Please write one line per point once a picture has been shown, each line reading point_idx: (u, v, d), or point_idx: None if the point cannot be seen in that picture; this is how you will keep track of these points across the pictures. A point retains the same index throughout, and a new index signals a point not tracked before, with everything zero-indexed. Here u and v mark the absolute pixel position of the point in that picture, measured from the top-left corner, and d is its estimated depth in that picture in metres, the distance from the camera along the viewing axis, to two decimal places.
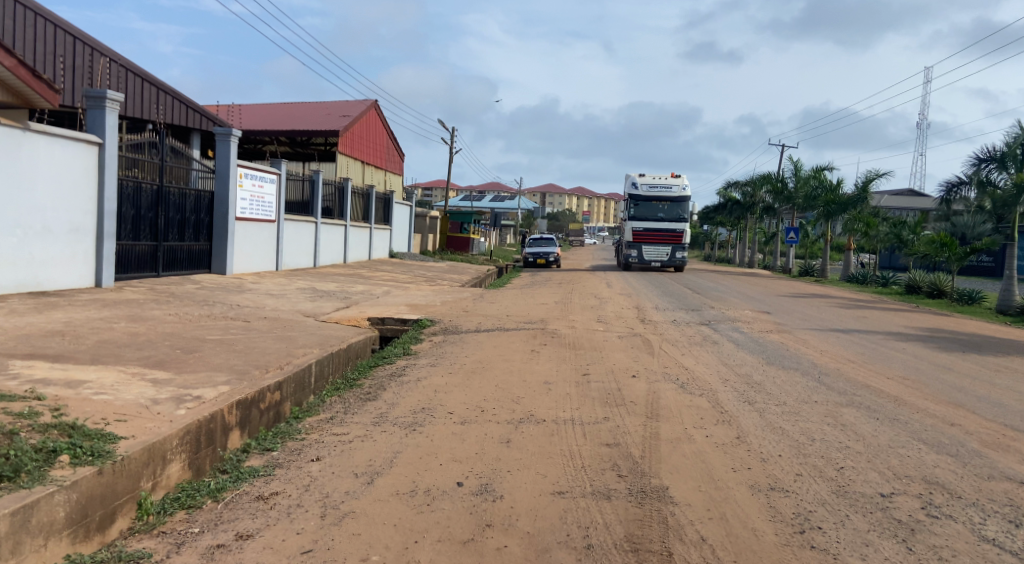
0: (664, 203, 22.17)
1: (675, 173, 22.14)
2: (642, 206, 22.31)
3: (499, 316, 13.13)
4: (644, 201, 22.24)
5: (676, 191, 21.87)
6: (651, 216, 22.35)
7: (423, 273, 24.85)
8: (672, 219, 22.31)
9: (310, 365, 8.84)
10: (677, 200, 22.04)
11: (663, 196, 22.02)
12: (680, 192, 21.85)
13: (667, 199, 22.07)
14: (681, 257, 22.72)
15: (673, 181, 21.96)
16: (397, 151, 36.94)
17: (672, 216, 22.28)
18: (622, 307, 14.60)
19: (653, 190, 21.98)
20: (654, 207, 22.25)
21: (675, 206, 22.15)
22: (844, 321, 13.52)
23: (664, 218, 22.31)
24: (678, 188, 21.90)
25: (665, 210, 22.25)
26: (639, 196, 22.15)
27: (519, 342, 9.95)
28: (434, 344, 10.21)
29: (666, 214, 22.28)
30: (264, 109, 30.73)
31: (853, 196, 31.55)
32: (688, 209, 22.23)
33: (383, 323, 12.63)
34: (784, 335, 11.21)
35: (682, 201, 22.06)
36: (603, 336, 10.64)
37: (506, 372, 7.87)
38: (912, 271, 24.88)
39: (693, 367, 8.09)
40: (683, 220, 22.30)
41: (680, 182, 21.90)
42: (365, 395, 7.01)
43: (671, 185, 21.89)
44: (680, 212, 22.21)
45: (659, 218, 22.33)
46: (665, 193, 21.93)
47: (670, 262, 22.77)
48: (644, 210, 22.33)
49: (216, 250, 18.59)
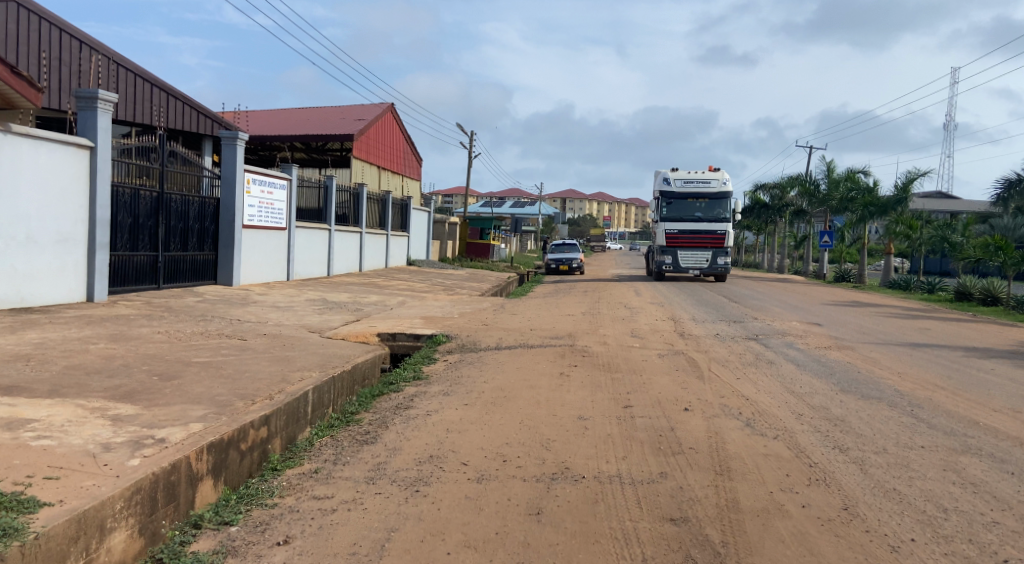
0: (701, 201, 20.81)
1: (713, 167, 20.77)
2: (676, 206, 20.91)
3: (521, 330, 11.88)
4: (679, 199, 20.84)
5: (716, 186, 20.54)
6: (687, 216, 20.96)
7: (441, 281, 23.72)
8: (712, 219, 20.92)
9: (307, 392, 7.71)
10: (717, 197, 20.68)
11: (701, 193, 20.65)
12: (720, 187, 20.52)
13: (706, 196, 20.69)
14: (721, 264, 21.27)
15: (712, 175, 20.63)
16: (414, 155, 35.89)
17: (712, 215, 20.90)
18: (655, 319, 13.30)
19: (690, 186, 20.59)
20: (691, 205, 20.87)
21: (714, 204, 20.80)
22: (905, 334, 12.11)
23: (702, 217, 20.93)
24: (717, 183, 20.59)
25: (702, 208, 20.86)
26: (673, 193, 20.75)
27: (546, 363, 8.70)
28: (449, 365, 8.98)
29: (704, 213, 20.90)
30: (277, 114, 29.80)
31: (892, 198, 29.74)
32: (728, 207, 20.85)
33: (394, 339, 11.46)
34: (846, 352, 9.85)
35: (722, 197, 20.71)
36: (642, 355, 9.35)
37: (534, 403, 6.63)
38: (963, 277, 23.25)
39: (754, 396, 6.81)
40: (724, 220, 20.90)
41: (720, 176, 20.56)
42: (362, 435, 5.82)
43: (710, 180, 20.57)
44: (720, 211, 20.83)
45: (696, 217, 20.94)
46: (704, 189, 20.57)
47: (712, 269, 21.34)
48: (679, 209, 20.92)
49: (222, 261, 17.57)
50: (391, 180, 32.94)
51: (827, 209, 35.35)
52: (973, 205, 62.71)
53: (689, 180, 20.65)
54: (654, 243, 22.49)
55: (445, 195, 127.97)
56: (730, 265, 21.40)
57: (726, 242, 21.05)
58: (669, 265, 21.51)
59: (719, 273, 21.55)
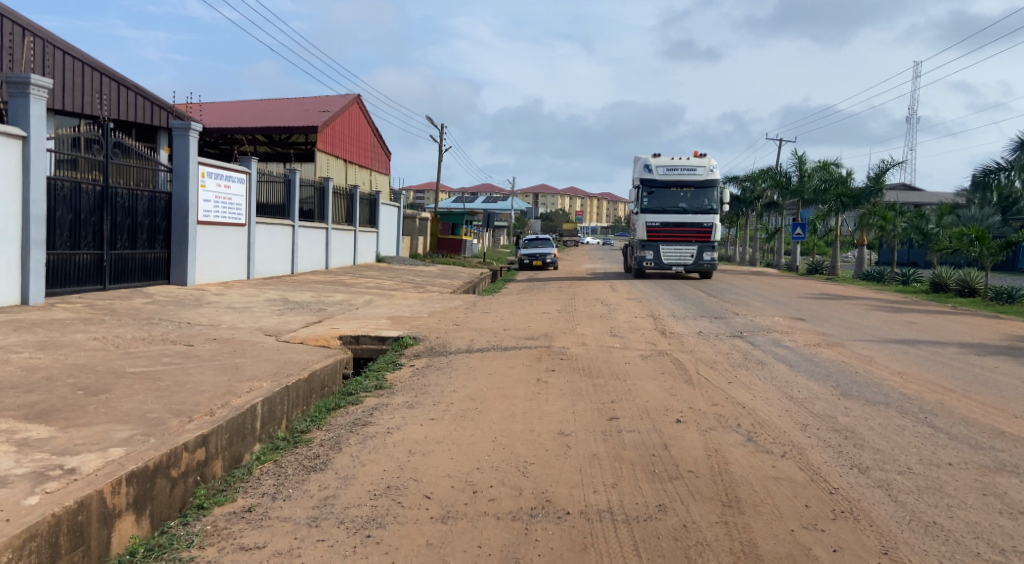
0: (685, 190, 20.19)
1: (699, 153, 20.21)
2: (658, 195, 20.28)
3: (494, 330, 11.14)
4: (661, 187, 20.22)
5: (701, 173, 19.99)
6: (670, 207, 20.33)
7: (411, 278, 22.91)
8: (697, 210, 20.27)
9: (254, 407, 6.92)
10: (703, 186, 20.08)
11: (685, 180, 20.05)
12: (705, 174, 19.98)
13: (691, 184, 20.10)
14: (707, 260, 20.65)
15: (698, 162, 20.05)
16: (383, 149, 34.97)
17: (697, 206, 20.28)
18: (634, 317, 12.66)
19: (674, 173, 20.03)
20: (675, 195, 20.24)
21: (699, 194, 20.19)
22: (894, 328, 11.64)
23: (686, 208, 20.30)
24: (703, 170, 20.05)
25: (687, 199, 20.24)
26: (656, 181, 20.13)
27: (522, 368, 7.98)
28: (416, 372, 8.20)
29: (688, 203, 20.25)
30: (238, 106, 28.65)
31: (866, 189, 29.60)
32: (714, 198, 20.26)
33: (357, 342, 10.64)
34: (838, 350, 9.28)
35: (707, 187, 20.13)
36: (623, 356, 8.68)
37: (508, 417, 5.91)
38: (939, 268, 22.98)
39: (752, 403, 6.16)
40: (709, 212, 20.30)
41: (705, 163, 20.01)
42: (310, 460, 5.04)
43: (695, 166, 19.99)
44: (705, 202, 20.21)
45: (680, 209, 20.32)
46: (688, 176, 20.00)
47: (697, 265, 20.72)
48: (660, 199, 20.30)
49: (175, 260, 16.58)
50: (358, 174, 31.94)
51: (800, 201, 35.08)
52: (945, 194, 63.03)
53: (673, 167, 20.08)
54: (632, 237, 21.84)
55: (416, 189, 126.55)
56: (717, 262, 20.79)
57: (712, 236, 20.44)
58: (651, 262, 20.82)
59: (705, 269, 20.91)
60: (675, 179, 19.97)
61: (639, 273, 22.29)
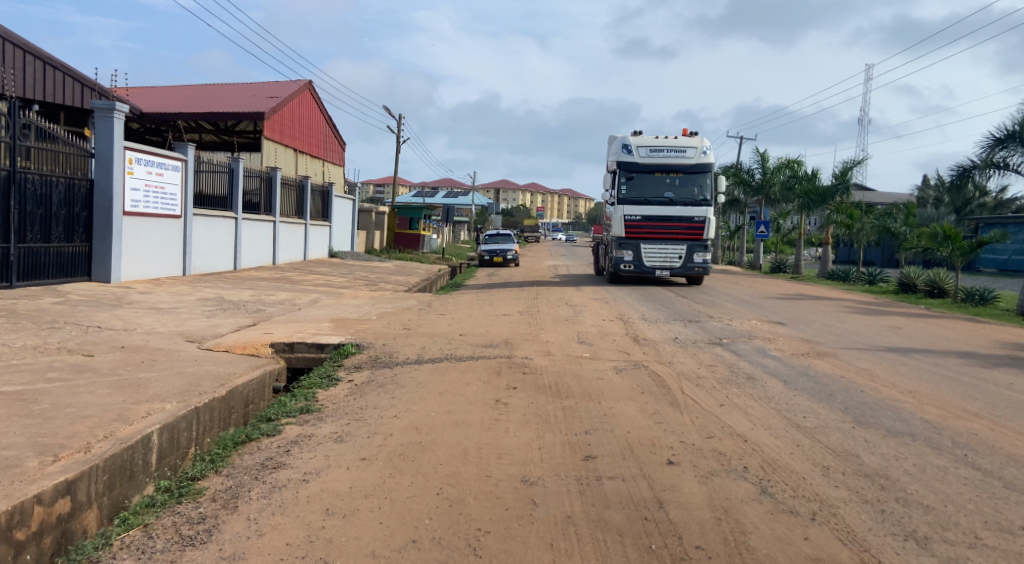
0: (672, 175, 16.32)
1: (688, 132, 16.57)
2: (638, 183, 16.35)
3: (447, 337, 9.94)
4: (642, 173, 16.33)
5: (691, 155, 16.23)
6: (653, 197, 16.36)
7: (363, 275, 21.57)
8: (687, 201, 16.30)
9: (146, 439, 5.66)
10: (693, 171, 16.25)
11: (672, 163, 16.22)
12: (696, 157, 16.21)
13: (678, 168, 16.27)
14: (699, 263, 16.66)
15: (688, 142, 16.31)
16: (335, 138, 33.22)
17: (687, 196, 16.34)
18: (602, 321, 11.55)
19: (659, 155, 16.24)
20: (660, 181, 16.31)
21: (689, 181, 16.30)
22: (881, 334, 10.77)
23: (673, 199, 16.32)
24: (694, 152, 16.30)
25: (673, 187, 16.32)
26: (637, 164, 16.26)
27: (476, 386, 6.77)
28: (353, 389, 6.98)
29: (675, 193, 16.32)
30: (179, 91, 26.90)
31: (832, 186, 29.06)
32: (707, 187, 16.39)
33: (291, 350, 9.34)
34: (830, 361, 8.30)
35: (698, 172, 16.32)
36: (594, 370, 7.54)
37: (460, 458, 4.71)
38: (909, 267, 22.39)
39: (755, 435, 5.08)
40: (701, 203, 16.36)
41: (696, 143, 16.28)
42: (192, 526, 3.81)
43: (685, 147, 16.24)
44: (696, 191, 16.29)
45: (666, 199, 16.33)
46: (676, 158, 16.21)
47: (685, 270, 16.70)
48: (641, 188, 16.35)
49: (97, 255, 14.99)
50: (309, 164, 30.27)
51: (763, 199, 34.45)
52: (898, 194, 63.89)
53: (658, 148, 16.31)
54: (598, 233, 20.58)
55: (374, 183, 124.13)
56: (712, 266, 16.80)
57: (705, 233, 16.44)
58: (631, 265, 16.74)
59: (694, 275, 16.92)
60: (660, 161, 16.16)
61: (613, 275, 18.72)
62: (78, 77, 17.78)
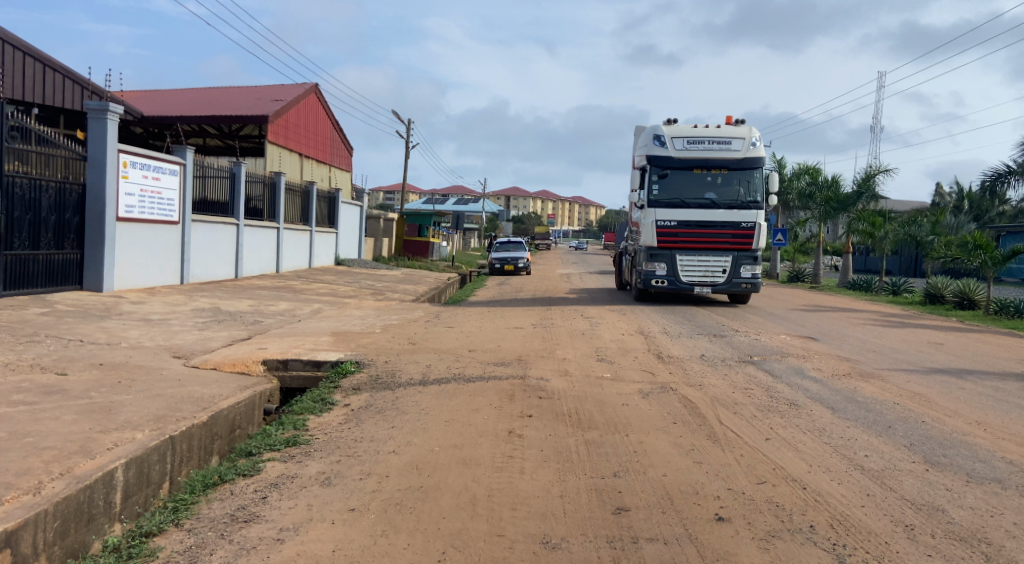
0: (714, 172, 13.74)
1: (733, 120, 13.96)
2: (673, 181, 13.78)
3: (455, 353, 9.19)
4: (678, 170, 13.78)
5: (737, 147, 13.63)
6: (691, 198, 13.76)
7: (369, 284, 20.89)
8: (733, 203, 13.71)
9: (109, 476, 4.93)
10: (739, 167, 13.67)
11: (714, 158, 13.64)
12: (743, 150, 13.63)
13: (721, 163, 13.70)
14: (747, 278, 14.02)
15: (732, 132, 13.70)
16: (342, 143, 32.65)
17: (733, 197, 13.76)
18: (621, 335, 10.79)
19: (698, 148, 13.68)
20: (699, 179, 13.73)
21: (735, 179, 13.72)
22: (924, 352, 9.95)
23: (716, 200, 13.74)
24: (740, 144, 13.69)
25: (716, 186, 13.72)
26: (671, 160, 13.72)
27: (486, 415, 5.97)
28: (350, 416, 6.25)
29: (718, 193, 13.73)
30: (183, 95, 26.37)
31: (853, 193, 28.18)
32: (755, 186, 13.82)
33: (286, 368, 8.62)
34: (878, 383, 7.50)
35: (745, 168, 13.74)
36: (617, 395, 6.74)
37: (466, 509, 3.96)
38: (936, 277, 21.50)
39: (814, 481, 4.31)
40: (749, 205, 13.75)
41: (743, 133, 13.70)
42: None
43: (729, 138, 13.65)
44: (742, 191, 13.74)
45: (708, 201, 13.75)
46: (719, 151, 13.62)
47: (730, 286, 14.06)
48: (676, 188, 13.78)
49: (89, 262, 14.34)
50: (315, 170, 29.70)
51: (779, 207, 33.61)
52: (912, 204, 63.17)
53: (696, 140, 13.74)
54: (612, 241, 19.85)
55: (382, 190, 123.96)
56: (762, 281, 14.18)
57: (754, 242, 13.83)
58: (665, 280, 14.07)
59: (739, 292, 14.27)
60: (700, 155, 13.61)
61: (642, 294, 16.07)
62: (78, 79, 17.25)
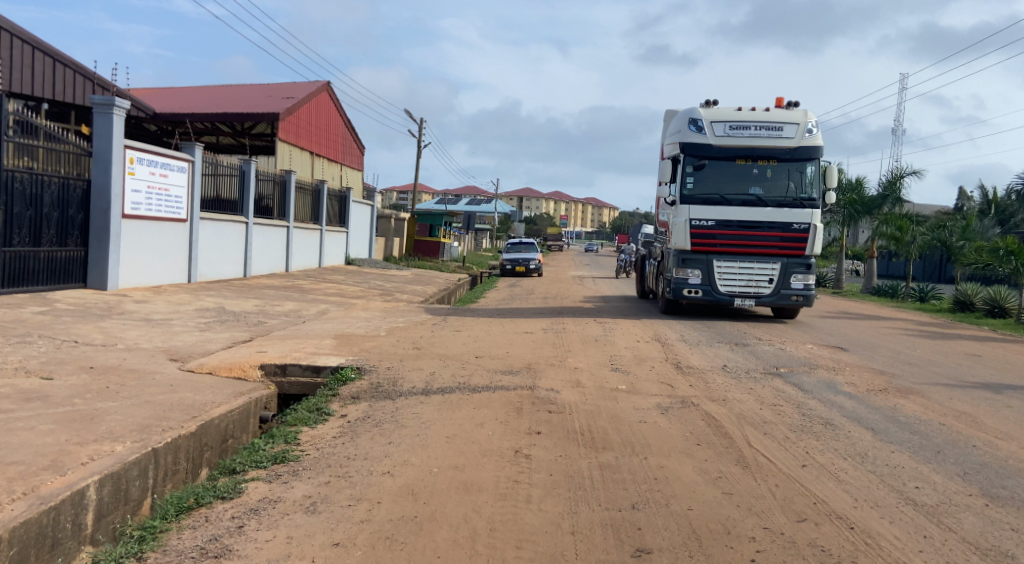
0: (761, 163, 11.82)
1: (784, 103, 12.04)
2: (712, 174, 11.87)
3: (462, 360, 8.71)
4: (717, 160, 11.87)
5: (789, 134, 11.72)
6: (733, 194, 11.80)
7: (379, 284, 20.51)
8: (783, 201, 11.72)
9: (78, 495, 4.50)
10: (791, 157, 11.73)
11: (761, 146, 11.73)
12: (796, 137, 11.71)
13: (770, 153, 11.76)
14: (798, 289, 11.98)
15: (784, 116, 11.80)
16: (354, 141, 32.30)
17: (782, 194, 11.78)
18: (636, 342, 10.30)
19: (742, 134, 11.77)
20: (743, 171, 11.81)
21: (785, 172, 11.77)
22: (962, 364, 9.40)
23: (763, 197, 11.76)
24: (793, 131, 11.79)
25: (763, 180, 11.78)
26: (710, 148, 11.83)
27: (488, 434, 5.43)
28: (346, 429, 5.79)
29: (765, 188, 11.76)
30: (195, 92, 26.11)
31: (878, 196, 27.41)
32: (810, 180, 11.82)
33: (284, 374, 8.18)
34: (918, 400, 6.95)
35: (798, 159, 11.79)
36: (634, 410, 6.23)
37: (464, 547, 3.50)
38: (966, 284, 20.74)
39: (863, 520, 3.82)
40: (802, 203, 11.74)
41: (796, 118, 11.78)
42: None
43: (780, 123, 11.76)
44: (794, 185, 11.76)
45: (752, 197, 11.78)
46: (768, 138, 11.71)
47: (776, 299, 12.00)
48: (715, 182, 11.86)
49: (93, 260, 14.02)
50: (327, 168, 29.41)
51: None
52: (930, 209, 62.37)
53: (741, 125, 11.84)
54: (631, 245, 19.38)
55: (397, 190, 124.09)
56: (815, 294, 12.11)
57: (806, 247, 11.80)
58: (699, 290, 12.03)
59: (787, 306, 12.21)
60: (744, 143, 11.71)
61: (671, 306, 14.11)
62: (87, 74, 16.92)
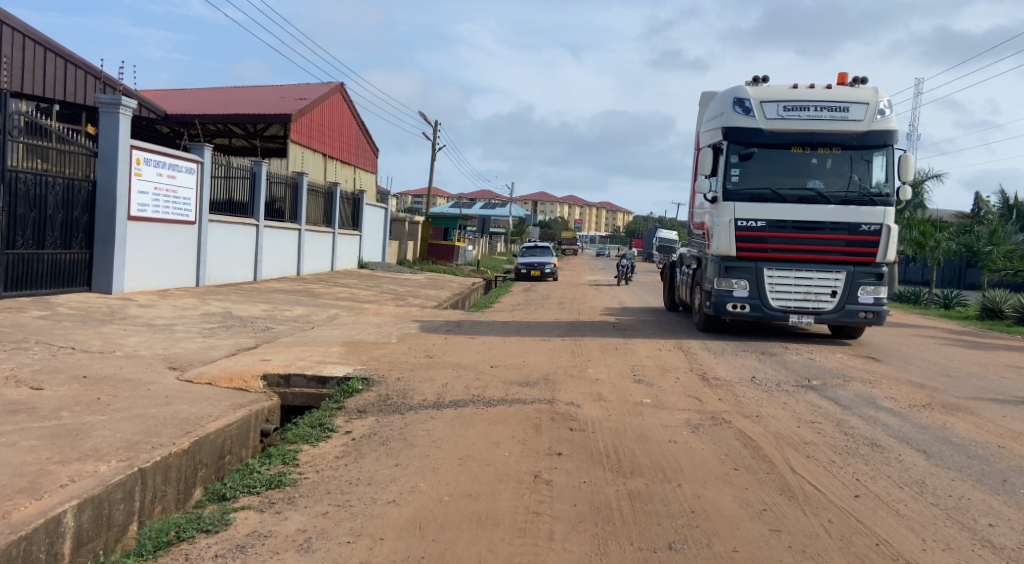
0: (821, 151, 10.52)
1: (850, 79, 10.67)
2: (762, 164, 10.60)
3: (475, 371, 8.23)
4: (769, 147, 10.59)
5: (856, 116, 10.36)
6: (786, 188, 10.50)
7: (391, 288, 20.13)
8: (846, 196, 10.41)
9: (54, 521, 4.07)
10: (856, 144, 10.40)
11: (822, 131, 10.42)
12: (865, 119, 10.35)
13: (832, 138, 10.45)
14: (866, 304, 10.53)
15: (850, 96, 10.44)
16: (368, 143, 31.96)
17: (844, 187, 10.48)
18: (658, 351, 9.81)
19: (799, 116, 10.47)
20: (798, 161, 10.52)
21: (847, 161, 10.47)
22: (1003, 376, 8.86)
23: (824, 190, 10.45)
24: (861, 112, 10.42)
25: (823, 171, 10.48)
26: (760, 134, 10.55)
27: (506, 458, 4.88)
28: (350, 447, 5.33)
29: (825, 180, 10.48)
30: (208, 93, 25.88)
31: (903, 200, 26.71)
32: (879, 171, 10.47)
33: (288, 385, 7.76)
34: (969, 417, 6.40)
35: (865, 146, 10.45)
36: (662, 428, 5.73)
37: None
38: (996, 290, 20.02)
39: None
40: (872, 200, 10.40)
41: (865, 97, 10.41)
42: None
43: (845, 103, 10.41)
44: (858, 178, 10.46)
45: (811, 191, 10.47)
46: (829, 121, 10.39)
47: (841, 315, 10.55)
48: (766, 173, 10.58)
49: (98, 263, 13.68)
50: (340, 170, 29.10)
51: None
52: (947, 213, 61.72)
53: (797, 106, 10.53)
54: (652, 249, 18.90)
55: (410, 194, 124.24)
56: (887, 311, 10.62)
57: (878, 254, 10.40)
58: (747, 304, 10.66)
59: (854, 324, 10.74)
60: (801, 126, 10.41)
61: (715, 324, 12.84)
62: (96, 73, 16.61)
